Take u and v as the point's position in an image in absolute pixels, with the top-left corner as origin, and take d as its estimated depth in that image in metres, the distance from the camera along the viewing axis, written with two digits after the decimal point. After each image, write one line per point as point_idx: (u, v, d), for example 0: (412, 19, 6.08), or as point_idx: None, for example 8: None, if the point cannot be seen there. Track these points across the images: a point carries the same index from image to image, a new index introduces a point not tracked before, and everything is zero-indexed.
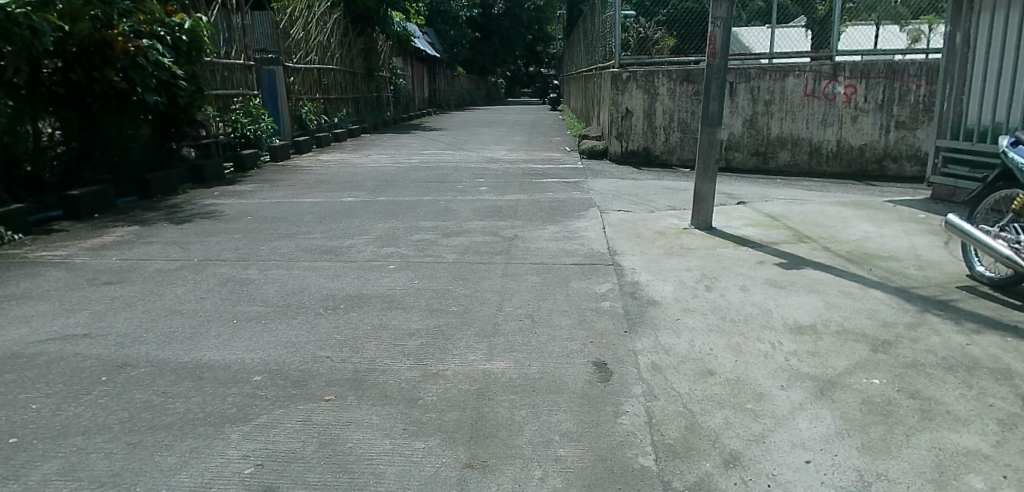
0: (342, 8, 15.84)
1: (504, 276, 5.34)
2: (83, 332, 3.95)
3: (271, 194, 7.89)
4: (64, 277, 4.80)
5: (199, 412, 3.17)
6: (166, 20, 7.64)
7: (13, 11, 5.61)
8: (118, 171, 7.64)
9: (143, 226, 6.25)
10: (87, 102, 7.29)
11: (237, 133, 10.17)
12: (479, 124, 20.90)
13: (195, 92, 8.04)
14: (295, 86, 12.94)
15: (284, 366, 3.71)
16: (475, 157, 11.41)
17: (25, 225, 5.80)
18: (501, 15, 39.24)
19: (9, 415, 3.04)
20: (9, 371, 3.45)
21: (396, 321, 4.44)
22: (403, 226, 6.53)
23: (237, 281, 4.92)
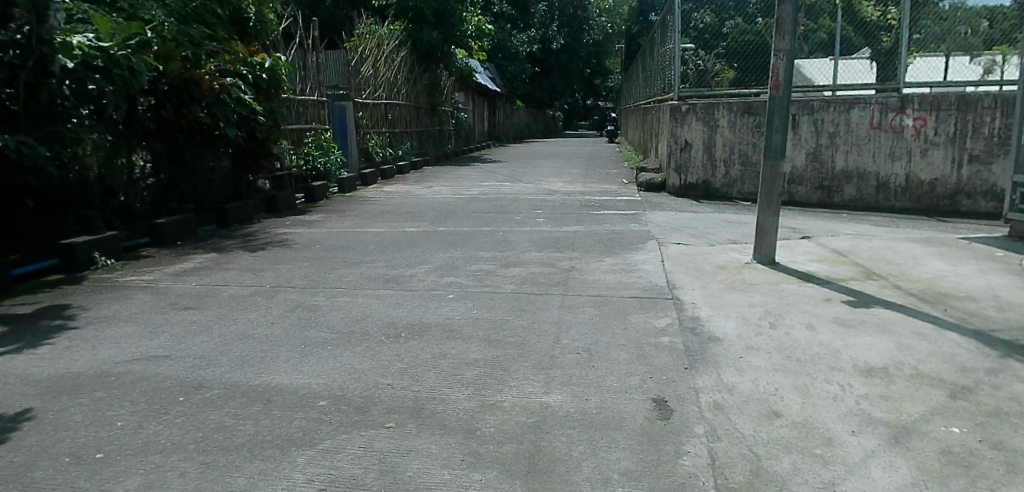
0: (408, 46, 16.47)
1: (562, 308, 5.35)
2: (164, 353, 4.18)
3: (338, 224, 8.19)
4: (149, 300, 5.10)
5: (268, 434, 3.30)
6: (248, 60, 8.10)
7: (115, 53, 6.00)
8: (200, 201, 8.05)
9: (221, 253, 6.59)
10: (175, 136, 7.66)
11: (310, 166, 10.67)
12: (539, 157, 21.12)
13: (273, 127, 8.38)
14: (364, 120, 13.46)
15: (348, 392, 3.83)
16: (534, 189, 11.54)
17: (116, 251, 6.19)
18: (560, 50, 39.70)
19: (97, 431, 3.24)
20: (99, 388, 3.67)
21: (455, 350, 4.50)
22: (462, 256, 6.65)
23: (306, 307, 5.12)
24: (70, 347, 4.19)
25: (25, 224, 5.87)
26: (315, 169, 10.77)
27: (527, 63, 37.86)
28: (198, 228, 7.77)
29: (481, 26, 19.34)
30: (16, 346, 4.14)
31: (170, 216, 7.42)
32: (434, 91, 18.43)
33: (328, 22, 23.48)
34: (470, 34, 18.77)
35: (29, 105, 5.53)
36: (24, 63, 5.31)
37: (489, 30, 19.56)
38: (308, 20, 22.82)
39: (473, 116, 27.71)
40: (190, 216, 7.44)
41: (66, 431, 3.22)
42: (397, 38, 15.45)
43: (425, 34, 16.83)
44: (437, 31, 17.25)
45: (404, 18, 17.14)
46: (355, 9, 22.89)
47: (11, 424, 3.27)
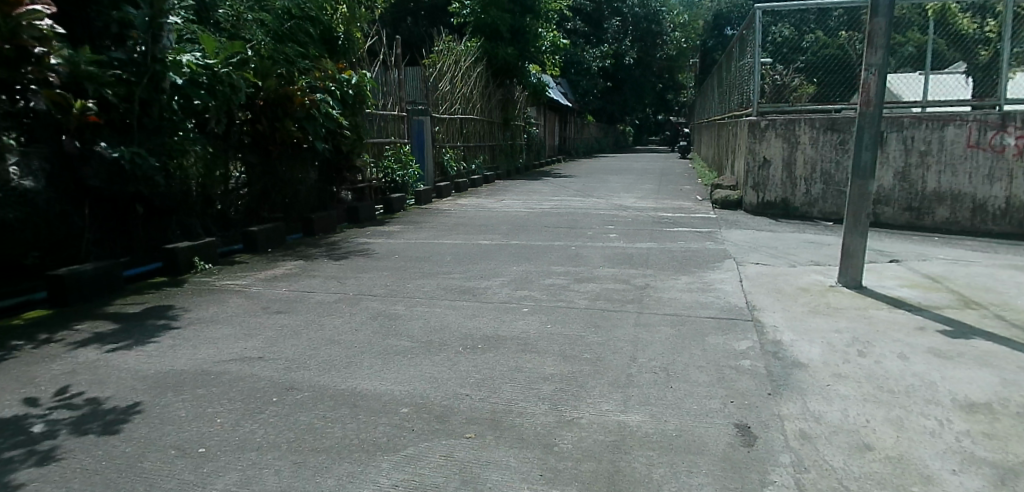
0: (484, 62, 16.80)
1: (637, 326, 5.27)
2: (257, 355, 4.39)
3: (415, 235, 8.39)
4: (243, 304, 5.37)
5: (354, 438, 3.41)
6: (337, 77, 8.39)
7: (218, 71, 6.37)
8: (288, 211, 8.38)
9: (306, 260, 6.88)
10: (268, 148, 7.82)
11: (388, 179, 10.99)
12: (610, 172, 20.97)
13: (356, 140, 8.74)
14: (440, 134, 13.78)
15: (429, 401, 3.91)
16: (605, 204, 11.47)
17: (213, 257, 6.54)
18: (633, 64, 39.42)
19: (199, 426, 3.44)
20: (200, 386, 3.90)
21: (531, 364, 4.50)
22: (536, 270, 6.68)
23: (387, 315, 5.26)
24: (173, 345, 4.46)
25: (135, 231, 6.24)
26: (393, 182, 11.10)
27: (600, 77, 37.80)
28: (287, 236, 8.10)
29: (556, 42, 19.53)
30: (127, 343, 4.45)
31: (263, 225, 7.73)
32: (507, 106, 18.69)
33: (410, 39, 24.40)
34: (544, 49, 18.96)
35: (142, 119, 5.95)
36: (139, 80, 5.75)
37: (564, 45, 19.71)
38: (390, 38, 23.81)
39: (545, 131, 27.89)
40: (280, 224, 7.75)
41: (172, 426, 3.43)
42: (474, 55, 15.83)
43: (501, 50, 17.20)
44: (512, 48, 17.60)
45: (481, 36, 17.60)
46: (436, 27, 23.68)
47: (124, 415, 3.51)
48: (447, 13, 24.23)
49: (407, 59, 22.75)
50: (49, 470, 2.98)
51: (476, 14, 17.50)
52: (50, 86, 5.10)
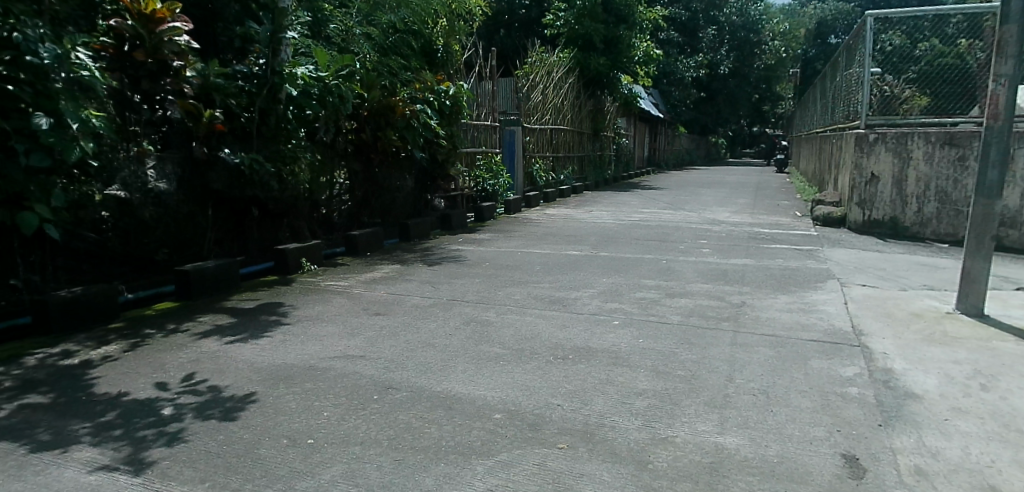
0: (576, 72, 16.87)
1: (734, 345, 5.09)
2: (359, 353, 4.60)
3: (505, 243, 8.51)
4: (346, 303, 5.64)
5: (450, 440, 3.49)
6: (435, 88, 8.67)
7: (329, 82, 6.70)
8: (386, 216, 8.70)
9: (402, 265, 7.12)
10: (370, 156, 8.10)
11: (480, 187, 11.20)
12: (702, 185, 20.41)
13: (451, 150, 9.03)
14: (530, 144, 13.93)
15: (521, 408, 3.95)
16: (697, 218, 11.19)
17: (318, 259, 6.89)
18: (727, 75, 38.30)
19: (307, 418, 3.65)
20: (308, 380, 4.14)
21: (623, 378, 4.44)
22: (627, 283, 6.60)
23: (479, 321, 5.37)
24: (283, 340, 4.75)
25: (251, 231, 6.67)
26: (484, 190, 11.30)
27: (693, 88, 36.92)
28: (384, 241, 8.41)
29: (649, 52, 19.30)
30: (243, 336, 4.78)
31: (363, 229, 8.06)
32: (598, 116, 18.63)
33: (504, 50, 24.87)
34: (637, 60, 18.80)
35: (261, 128, 6.31)
36: (258, 91, 6.16)
37: (657, 55, 19.43)
38: (486, 50, 24.43)
39: (634, 142, 27.54)
40: (379, 229, 8.07)
41: (283, 416, 3.65)
42: (566, 66, 15.91)
43: (593, 61, 17.22)
44: (605, 58, 17.57)
45: (574, 47, 17.70)
46: (529, 39, 24.04)
47: (242, 403, 3.77)
48: (540, 23, 24.52)
49: (501, 70, 23.22)
50: (177, 450, 3.24)
51: (570, 25, 17.63)
52: (185, 97, 5.60)
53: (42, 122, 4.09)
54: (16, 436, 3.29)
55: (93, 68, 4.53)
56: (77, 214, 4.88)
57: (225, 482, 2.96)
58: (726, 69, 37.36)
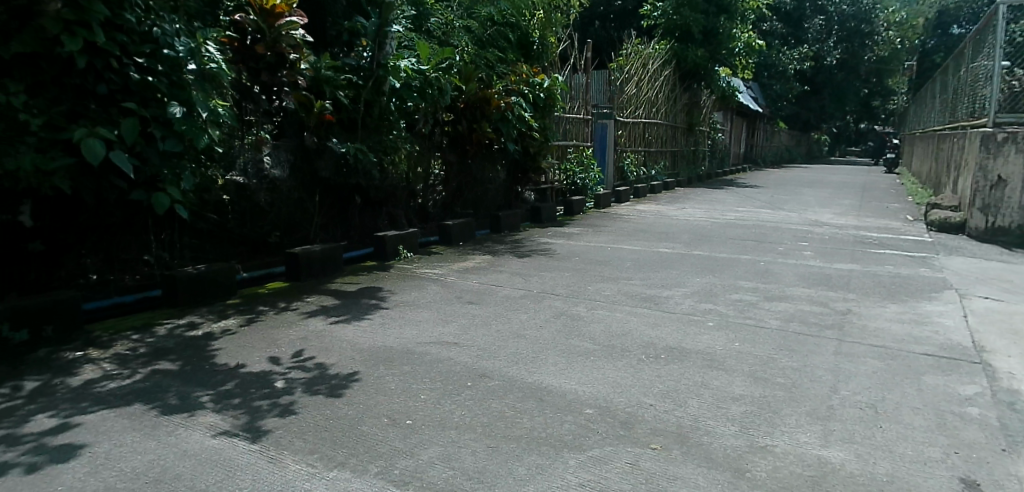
0: (671, 64, 16.47)
1: (839, 355, 4.83)
2: (453, 340, 4.72)
3: (595, 238, 8.46)
4: (440, 291, 5.80)
5: (542, 432, 3.52)
6: (530, 81, 8.83)
7: (430, 75, 6.91)
8: (478, 208, 8.85)
9: (493, 255, 7.23)
10: (466, 148, 8.18)
11: (570, 181, 11.15)
12: (802, 184, 19.41)
13: (543, 142, 9.09)
14: (622, 138, 13.77)
15: (613, 405, 3.91)
16: (797, 219, 10.67)
17: (414, 246, 7.10)
18: (833, 68, 36.16)
19: (406, 400, 3.79)
20: (406, 363, 4.30)
21: (718, 382, 4.31)
22: (722, 284, 6.41)
23: (569, 315, 5.37)
24: (383, 323, 4.95)
25: (353, 218, 6.95)
26: (574, 184, 11.24)
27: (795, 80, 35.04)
28: (476, 231, 8.55)
29: (751, 43, 18.50)
30: (346, 317, 5.02)
31: (457, 219, 8.24)
32: (692, 110, 18.11)
33: (600, 42, 24.56)
34: (737, 52, 18.10)
35: (365, 119, 6.56)
36: (365, 83, 6.42)
37: (759, 47, 18.58)
38: (581, 42, 24.28)
39: (730, 136, 26.51)
40: (471, 220, 8.21)
41: (383, 396, 3.82)
42: (662, 58, 15.52)
43: (690, 53, 16.72)
44: (703, 49, 17.01)
45: (671, 38, 17.25)
46: (625, 31, 23.71)
47: (345, 381, 3.98)
48: (637, 14, 24.06)
49: (597, 61, 22.98)
50: (288, 421, 3.46)
51: (668, 15, 17.22)
52: (299, 89, 5.93)
53: (176, 110, 4.41)
54: (150, 398, 3.62)
55: (220, 61, 4.92)
56: (202, 197, 5.27)
57: (331, 455, 3.13)
58: (832, 61, 35.20)
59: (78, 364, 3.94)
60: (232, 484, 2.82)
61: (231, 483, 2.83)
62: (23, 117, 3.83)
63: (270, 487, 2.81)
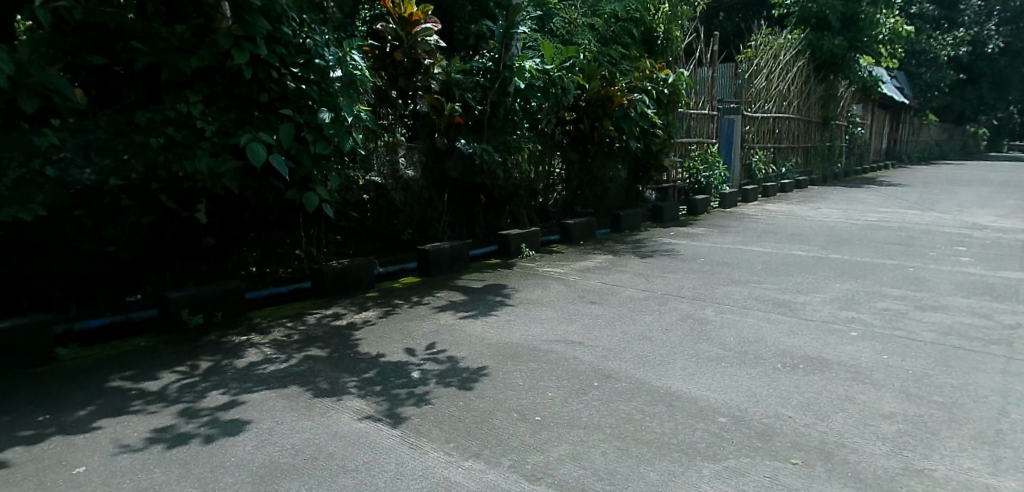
0: (806, 55, 15.52)
1: (1008, 373, 4.32)
2: (579, 340, 4.73)
3: (721, 239, 8.16)
4: (563, 290, 5.83)
5: (674, 438, 3.41)
6: (654, 77, 8.64)
7: (553, 74, 7.02)
8: (598, 206, 8.81)
9: (615, 255, 7.16)
10: (588, 146, 8.14)
11: (694, 180, 10.81)
12: (956, 183, 17.51)
13: (666, 139, 8.92)
14: (750, 134, 13.16)
15: (747, 415, 3.73)
16: (952, 221, 9.67)
17: (536, 245, 7.19)
18: (994, 52, 32.36)
19: (535, 397, 3.85)
20: (533, 360, 4.37)
21: (865, 397, 3.98)
22: (866, 290, 5.95)
23: (697, 319, 5.22)
24: (509, 320, 5.07)
25: (478, 217, 7.16)
26: (698, 183, 10.91)
27: (947, 67, 31.72)
28: (597, 230, 8.52)
29: (897, 29, 17.01)
30: (474, 312, 5.19)
31: (577, 218, 8.25)
32: (828, 103, 16.94)
33: (727, 34, 23.64)
34: (881, 38, 16.71)
35: (491, 120, 6.73)
36: (491, 85, 6.58)
37: (907, 32, 17.02)
38: (707, 35, 23.51)
39: (871, 130, 24.45)
40: (592, 219, 8.18)
41: (513, 391, 3.91)
42: (796, 48, 14.66)
43: (828, 41, 15.66)
44: (842, 37, 15.88)
45: (806, 27, 16.29)
46: (755, 22, 22.67)
47: (475, 375, 4.11)
48: (767, 3, 22.94)
49: (724, 55, 22.15)
50: (425, 410, 3.62)
51: (803, 3, 16.30)
52: (432, 92, 6.21)
53: (326, 116, 4.73)
54: (303, 381, 3.93)
55: (364, 68, 5.19)
56: (345, 196, 5.66)
57: (466, 445, 3.24)
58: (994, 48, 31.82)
59: (243, 347, 4.36)
60: (378, 466, 3.00)
61: (377, 465, 3.00)
62: (201, 124, 4.37)
63: (413, 471, 2.95)
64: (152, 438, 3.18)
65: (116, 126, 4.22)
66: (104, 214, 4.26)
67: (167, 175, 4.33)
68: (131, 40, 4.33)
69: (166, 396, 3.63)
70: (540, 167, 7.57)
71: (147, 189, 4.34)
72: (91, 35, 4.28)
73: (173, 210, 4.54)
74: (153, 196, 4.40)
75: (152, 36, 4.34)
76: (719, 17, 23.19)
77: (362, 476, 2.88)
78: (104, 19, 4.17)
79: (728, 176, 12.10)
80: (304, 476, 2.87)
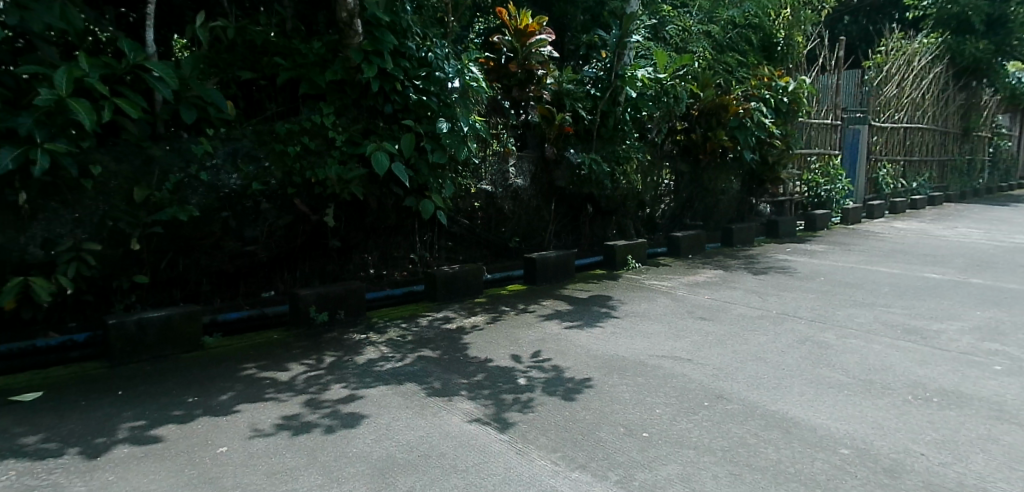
0: (944, 60, 14.33)
1: None
2: (687, 357, 4.62)
3: (842, 258, 7.67)
4: (671, 304, 5.72)
5: (790, 466, 3.18)
6: (773, 85, 8.37)
7: (666, 83, 7.06)
8: (708, 219, 8.54)
9: (726, 271, 6.91)
10: (699, 157, 7.97)
11: (813, 193, 10.25)
12: None
13: (784, 150, 8.61)
14: (878, 146, 12.31)
15: (873, 449, 3.40)
16: None
17: (642, 257, 7.11)
18: None
19: (642, 412, 3.79)
20: (640, 375, 4.31)
21: (1011, 438, 3.52)
22: (1014, 321, 5.38)
23: (816, 342, 4.94)
24: (615, 332, 5.03)
25: (584, 227, 7.16)
26: (818, 196, 10.34)
27: None
28: (706, 244, 8.27)
29: None
30: (580, 323, 5.20)
31: (686, 231, 8.05)
32: (968, 113, 15.53)
33: (853, 39, 22.24)
34: None
35: (601, 129, 6.75)
36: (602, 95, 6.67)
37: None
38: (831, 42, 22.29)
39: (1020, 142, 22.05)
40: (702, 232, 7.95)
41: (620, 405, 3.87)
42: (932, 53, 13.54)
43: (970, 45, 14.38)
44: (987, 40, 14.52)
45: (944, 30, 15.08)
46: (885, 26, 21.21)
47: (581, 386, 4.11)
48: (900, 5, 21.38)
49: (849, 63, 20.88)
50: (532, 418, 3.66)
51: (941, 5, 15.16)
52: (543, 103, 6.28)
53: (444, 126, 4.95)
54: (417, 381, 4.10)
55: (480, 79, 5.37)
56: (458, 203, 5.89)
57: (572, 456, 3.22)
58: None
59: (362, 344, 4.62)
60: (487, 469, 3.06)
61: (486, 468, 3.07)
62: (332, 134, 4.70)
63: (521, 477, 2.99)
64: (282, 424, 3.43)
65: (259, 135, 4.59)
66: (245, 216, 4.65)
67: (301, 182, 4.68)
68: (275, 57, 4.73)
69: (294, 386, 3.90)
70: (649, 177, 7.49)
71: (284, 193, 4.70)
72: (241, 52, 4.73)
73: (305, 213, 4.90)
74: (287, 201, 4.77)
75: (292, 52, 4.75)
76: (844, 22, 21.93)
77: (471, 478, 2.95)
78: (252, 39, 4.69)
79: (851, 190, 11.38)
80: (416, 473, 2.96)
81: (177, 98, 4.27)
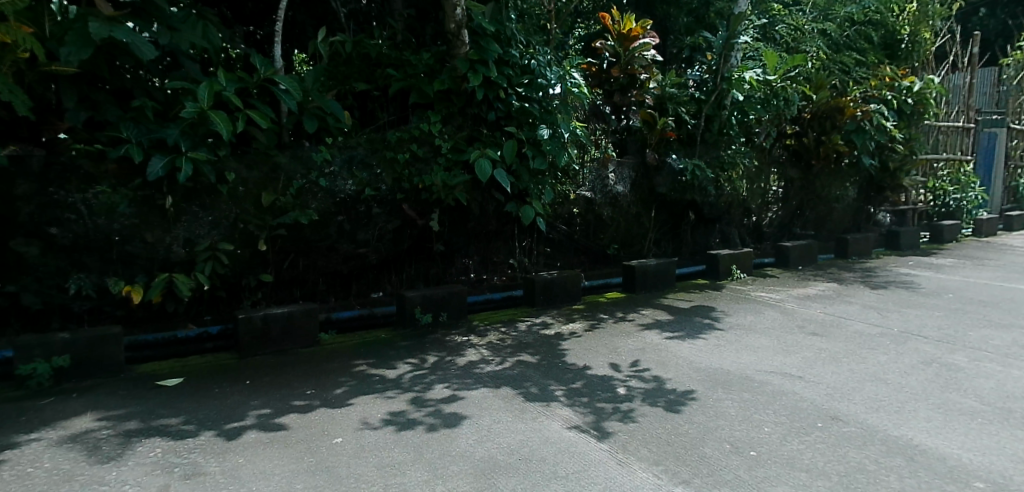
0: None
1: None
2: (798, 374, 4.40)
3: (975, 273, 7.02)
4: (779, 317, 5.46)
5: None
6: (895, 85, 7.84)
7: (775, 85, 6.79)
8: (820, 229, 8.08)
9: (840, 284, 6.51)
10: (810, 163, 7.59)
11: (940, 203, 9.46)
12: None
13: (907, 154, 8.03)
14: (1018, 150, 11.18)
15: (1017, 485, 3.03)
16: None
17: (747, 267, 6.86)
18: None
19: (748, 430, 3.63)
20: (746, 391, 4.15)
21: None
22: None
23: (944, 364, 4.55)
24: (719, 345, 4.87)
25: (685, 235, 6.98)
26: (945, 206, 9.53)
27: None
28: (818, 255, 7.83)
29: None
30: (681, 334, 5.07)
31: (796, 241, 7.65)
32: None
33: (989, 34, 20.35)
34: None
35: (705, 134, 6.62)
36: (707, 98, 6.51)
37: None
38: (963, 38, 20.54)
39: None
40: (814, 242, 7.53)
41: (724, 421, 3.73)
42: None
43: None
44: None
45: None
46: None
47: (683, 399, 4.01)
48: None
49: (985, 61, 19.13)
50: (631, 428, 3.61)
51: None
52: (645, 107, 6.25)
53: (545, 132, 4.99)
54: (516, 385, 4.15)
55: (582, 85, 5.38)
56: (558, 208, 5.93)
57: (674, 470, 3.13)
58: None
59: (463, 346, 4.74)
60: (587, 477, 3.03)
61: (585, 476, 3.05)
62: (439, 142, 4.88)
63: (621, 487, 2.95)
64: (389, 419, 3.58)
65: (371, 142, 4.81)
66: (358, 220, 4.86)
67: (409, 188, 4.88)
68: (387, 68, 4.97)
69: (401, 384, 4.07)
70: (755, 184, 7.21)
71: (393, 198, 4.90)
72: (358, 64, 5.01)
73: (412, 218, 5.08)
74: (396, 206, 4.97)
75: (404, 63, 4.97)
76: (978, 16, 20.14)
77: (570, 484, 2.93)
78: (368, 52, 4.97)
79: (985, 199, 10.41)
80: (515, 476, 2.98)
81: (301, 109, 4.60)
